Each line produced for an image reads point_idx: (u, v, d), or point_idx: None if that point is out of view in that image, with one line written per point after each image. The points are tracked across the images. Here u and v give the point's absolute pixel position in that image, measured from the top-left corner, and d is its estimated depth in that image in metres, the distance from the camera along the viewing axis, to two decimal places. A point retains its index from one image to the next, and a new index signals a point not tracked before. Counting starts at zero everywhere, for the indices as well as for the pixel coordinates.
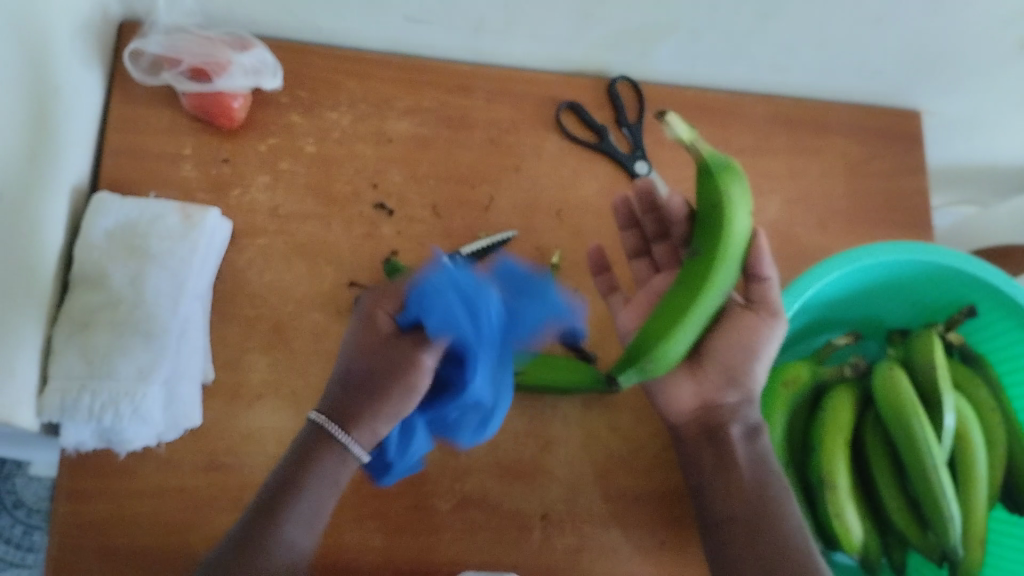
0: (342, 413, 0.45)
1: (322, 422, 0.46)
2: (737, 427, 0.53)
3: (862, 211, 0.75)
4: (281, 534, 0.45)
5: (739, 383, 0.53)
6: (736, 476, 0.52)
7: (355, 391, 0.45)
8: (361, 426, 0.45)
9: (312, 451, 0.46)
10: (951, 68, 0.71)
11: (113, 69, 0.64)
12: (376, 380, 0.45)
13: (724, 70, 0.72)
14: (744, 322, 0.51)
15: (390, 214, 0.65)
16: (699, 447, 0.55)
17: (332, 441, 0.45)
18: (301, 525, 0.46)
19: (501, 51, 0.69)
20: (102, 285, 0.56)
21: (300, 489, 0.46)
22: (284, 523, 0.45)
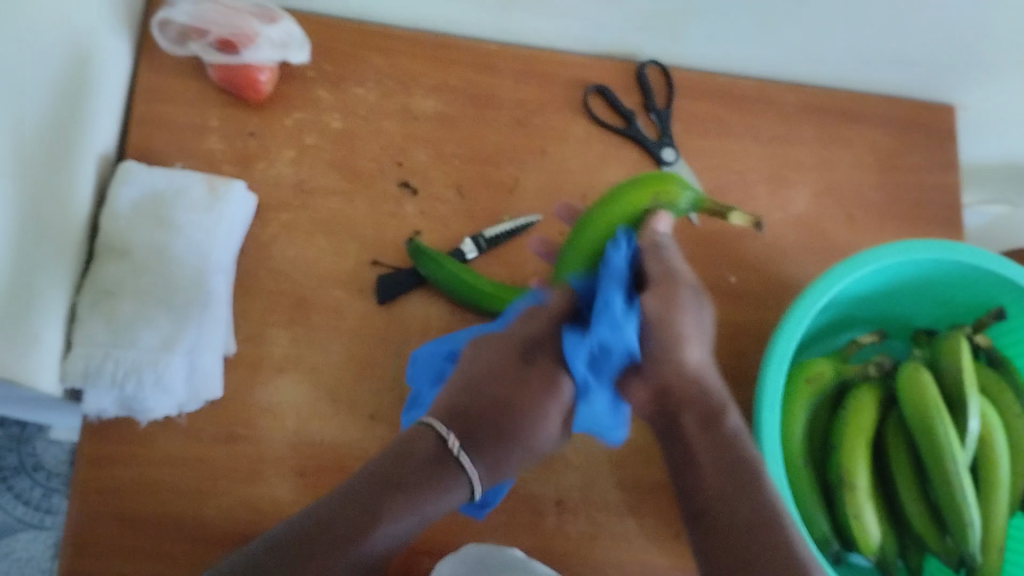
0: (465, 431, 0.46)
1: (450, 441, 0.44)
2: (692, 417, 0.48)
3: (892, 207, 0.73)
4: (378, 544, 0.40)
5: (674, 356, 0.49)
6: (701, 476, 0.46)
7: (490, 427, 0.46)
8: (487, 454, 0.46)
9: (436, 471, 0.43)
10: (990, 62, 0.69)
11: (141, 38, 0.63)
12: (504, 406, 0.47)
13: (757, 57, 0.70)
14: (649, 302, 0.50)
15: (415, 192, 0.65)
16: (670, 442, 0.49)
17: (452, 461, 0.44)
18: (397, 542, 0.41)
19: (531, 30, 0.68)
20: (127, 253, 0.56)
21: (411, 510, 0.41)
22: (384, 531, 0.40)
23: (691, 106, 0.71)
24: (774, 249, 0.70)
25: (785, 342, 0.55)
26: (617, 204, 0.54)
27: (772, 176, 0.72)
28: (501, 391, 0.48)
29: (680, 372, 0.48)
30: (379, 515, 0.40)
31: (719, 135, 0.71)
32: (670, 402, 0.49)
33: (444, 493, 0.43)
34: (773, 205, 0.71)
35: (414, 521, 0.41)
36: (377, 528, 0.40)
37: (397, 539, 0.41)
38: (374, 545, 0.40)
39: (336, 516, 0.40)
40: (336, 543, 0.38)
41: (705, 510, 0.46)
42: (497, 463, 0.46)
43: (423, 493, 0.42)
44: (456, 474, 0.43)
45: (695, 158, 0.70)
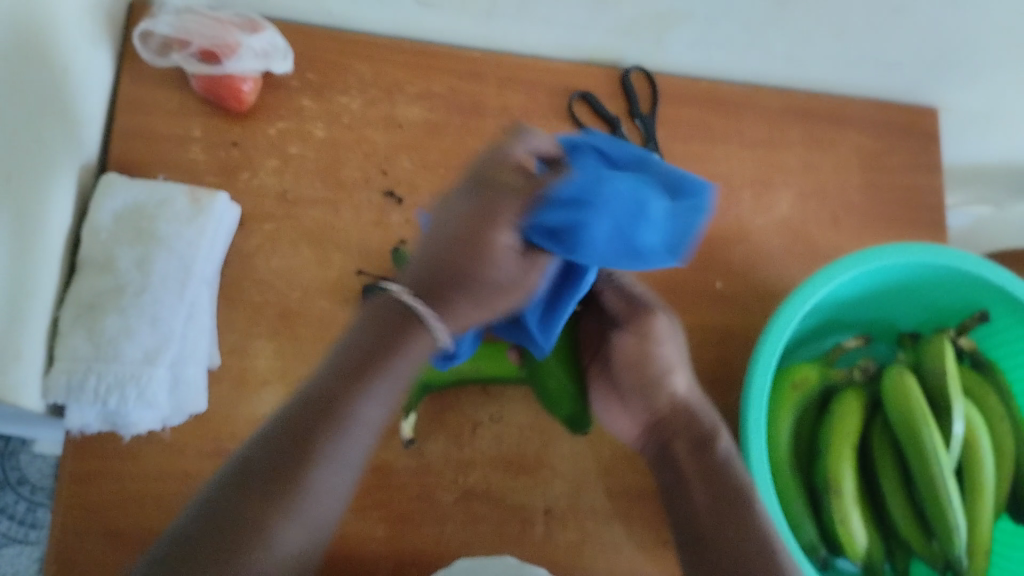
0: (430, 291, 0.42)
1: (403, 296, 0.42)
2: (683, 443, 0.50)
3: (876, 210, 0.74)
4: (356, 415, 0.40)
5: (658, 386, 0.51)
6: (689, 492, 0.48)
7: (452, 278, 0.42)
8: (456, 309, 0.42)
9: (393, 331, 0.41)
10: (970, 65, 0.70)
11: (122, 49, 0.63)
12: (455, 260, 0.42)
13: (740, 62, 0.71)
14: (624, 342, 0.52)
15: (399, 202, 0.65)
16: (660, 469, 0.51)
17: (417, 322, 0.42)
18: (380, 407, 0.42)
19: (514, 37, 0.68)
20: (108, 267, 0.55)
21: (380, 374, 0.41)
22: (362, 399, 0.41)
23: (675, 111, 0.71)
24: (760, 254, 0.70)
25: (769, 348, 0.55)
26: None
27: (757, 180, 0.72)
28: (453, 235, 0.42)
29: (670, 400, 0.51)
30: (348, 391, 0.40)
31: (703, 140, 0.71)
32: (666, 429, 0.51)
33: (412, 351, 0.42)
34: (758, 210, 0.71)
35: (389, 382, 0.41)
36: (349, 404, 0.40)
37: (381, 400, 0.41)
38: (351, 420, 0.40)
39: (294, 417, 0.40)
40: (309, 432, 0.39)
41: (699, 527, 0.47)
42: (468, 314, 0.43)
43: (382, 358, 0.41)
44: (416, 329, 0.42)
45: (680, 164, 0.70)
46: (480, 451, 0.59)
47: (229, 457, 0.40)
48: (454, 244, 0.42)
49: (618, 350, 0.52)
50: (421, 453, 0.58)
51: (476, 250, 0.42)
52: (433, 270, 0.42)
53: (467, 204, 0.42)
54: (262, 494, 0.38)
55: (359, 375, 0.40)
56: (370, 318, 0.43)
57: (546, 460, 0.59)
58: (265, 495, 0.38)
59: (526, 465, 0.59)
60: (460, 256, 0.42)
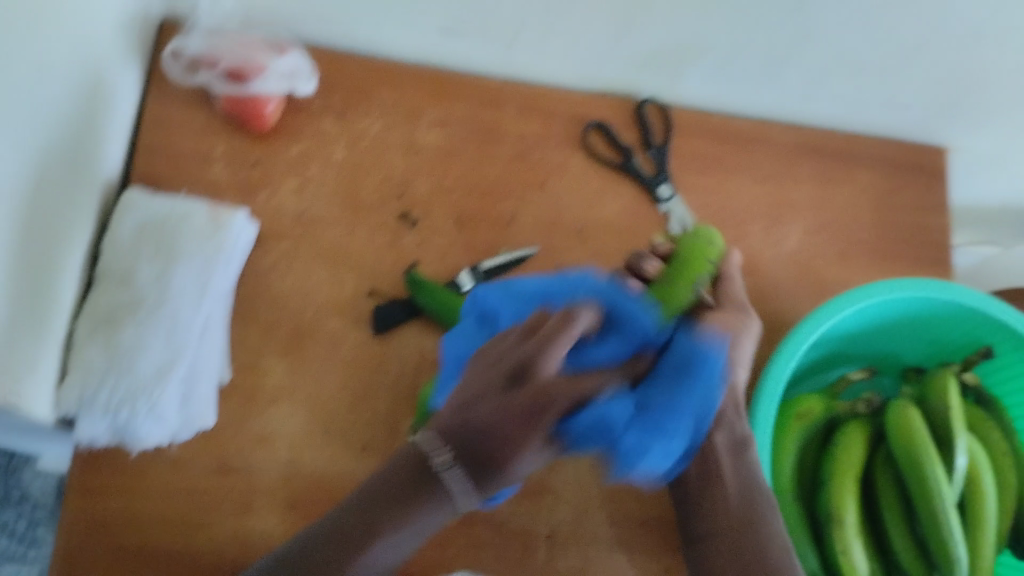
0: (459, 452, 0.44)
1: (432, 451, 0.45)
2: (722, 438, 0.57)
3: (883, 246, 0.75)
4: (370, 559, 0.44)
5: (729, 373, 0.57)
6: (720, 491, 0.56)
7: (474, 452, 0.44)
8: (477, 483, 0.44)
9: (427, 485, 0.45)
10: (979, 107, 0.71)
11: (150, 67, 0.65)
12: (492, 445, 0.44)
13: (753, 98, 0.72)
14: (716, 317, 0.57)
15: (414, 225, 0.66)
16: (688, 456, 0.59)
17: (439, 483, 0.44)
18: (394, 550, 0.45)
19: (533, 68, 0.70)
20: (126, 282, 0.56)
21: (406, 522, 0.45)
22: (380, 544, 0.45)
23: (687, 143, 0.73)
24: (767, 286, 0.71)
25: (775, 377, 0.56)
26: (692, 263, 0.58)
27: (765, 214, 0.73)
28: (496, 433, 0.44)
29: (726, 390, 0.58)
30: (373, 531, 0.45)
31: (714, 173, 0.73)
32: (703, 425, 0.57)
33: (436, 508, 0.45)
34: (766, 242, 0.72)
35: (414, 531, 0.45)
36: (369, 540, 0.45)
37: (394, 549, 0.45)
38: (364, 560, 0.44)
39: (314, 534, 0.45)
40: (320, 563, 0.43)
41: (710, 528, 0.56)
42: (489, 484, 0.45)
43: (409, 508, 0.45)
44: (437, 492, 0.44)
45: (690, 195, 0.71)
46: None
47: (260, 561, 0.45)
48: (494, 427, 0.44)
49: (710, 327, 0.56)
50: None
51: (508, 445, 0.44)
52: (462, 446, 0.44)
53: (506, 402, 0.44)
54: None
55: (378, 525, 0.45)
56: (399, 458, 0.47)
57: (550, 485, 0.60)
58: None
59: (530, 489, 0.59)
60: (505, 426, 0.44)
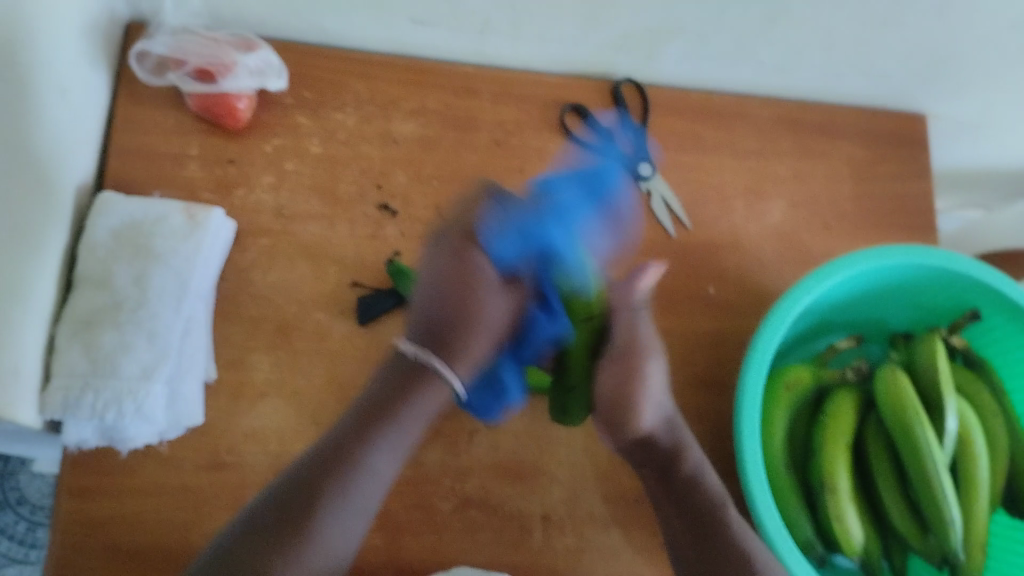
0: (439, 345, 0.52)
1: (409, 350, 0.52)
2: (651, 471, 0.55)
3: (867, 215, 0.74)
4: (371, 466, 0.48)
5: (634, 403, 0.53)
6: (672, 524, 0.54)
7: (441, 327, 0.52)
8: (455, 354, 0.52)
9: (409, 380, 0.51)
10: (955, 73, 0.71)
11: (119, 70, 0.64)
12: (455, 312, 0.52)
13: (728, 73, 0.72)
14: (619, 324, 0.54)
15: (394, 215, 0.65)
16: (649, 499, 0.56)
17: (425, 368, 0.51)
18: (390, 458, 0.50)
19: (505, 53, 0.69)
20: (105, 284, 0.56)
21: (391, 420, 0.50)
22: (372, 450, 0.49)
23: (665, 121, 0.72)
24: (752, 260, 0.71)
25: (762, 347, 0.56)
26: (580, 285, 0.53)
27: (747, 188, 0.73)
28: (462, 298, 0.52)
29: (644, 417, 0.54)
30: (363, 441, 0.49)
31: (694, 149, 0.72)
32: (642, 456, 0.55)
33: (420, 402, 0.51)
34: (749, 216, 0.72)
35: (399, 431, 0.50)
36: (360, 454, 0.48)
37: (387, 453, 0.49)
38: (363, 468, 0.48)
39: (313, 462, 0.48)
40: (325, 479, 0.47)
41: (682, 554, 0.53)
42: (473, 352, 0.52)
43: (394, 407, 0.50)
44: (427, 376, 0.51)
45: (671, 173, 0.71)
46: (476, 459, 0.59)
47: (246, 505, 0.47)
48: (450, 294, 0.52)
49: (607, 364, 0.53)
50: (419, 462, 0.58)
51: (468, 296, 0.52)
52: (455, 333, 0.52)
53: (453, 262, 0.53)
54: (287, 538, 0.44)
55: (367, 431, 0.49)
56: (386, 370, 0.53)
57: (543, 467, 0.59)
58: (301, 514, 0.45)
59: (523, 473, 0.59)
60: (451, 294, 0.52)
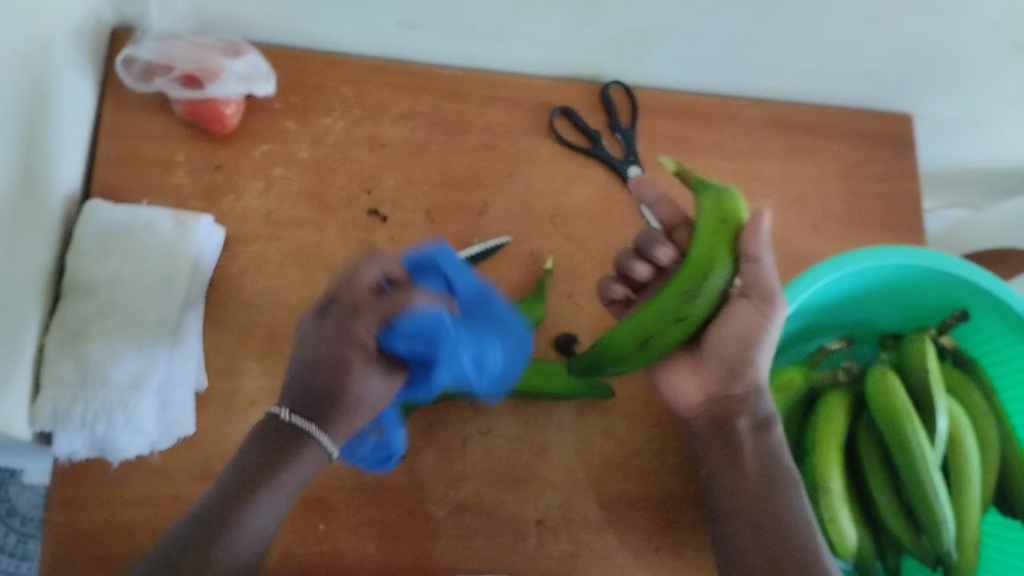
0: (317, 412, 0.44)
1: (292, 420, 0.44)
2: (744, 420, 0.55)
3: (855, 215, 0.75)
4: (248, 526, 0.42)
5: (741, 374, 0.54)
6: (739, 465, 0.55)
7: (323, 401, 0.44)
8: (336, 427, 0.44)
9: (280, 451, 0.44)
10: (940, 73, 0.72)
11: (104, 77, 0.64)
12: (331, 392, 0.44)
13: (716, 75, 0.72)
14: (739, 315, 0.51)
15: (384, 220, 0.65)
16: (708, 438, 0.57)
17: (303, 438, 0.44)
18: (269, 517, 0.44)
19: (494, 56, 0.69)
20: (93, 293, 0.56)
21: (268, 484, 0.43)
22: (254, 510, 0.43)
23: (654, 123, 0.72)
24: None
25: None
26: (707, 244, 0.49)
27: (736, 189, 0.73)
28: (336, 383, 0.44)
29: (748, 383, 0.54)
30: (235, 504, 0.42)
31: (684, 152, 0.72)
32: (727, 406, 0.55)
33: (297, 468, 0.44)
34: None
35: (277, 496, 0.44)
36: (235, 515, 0.42)
37: (269, 515, 0.44)
38: (241, 529, 0.42)
39: (195, 519, 0.42)
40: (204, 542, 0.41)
41: (742, 505, 0.54)
42: (350, 425, 0.45)
43: (276, 469, 0.43)
44: (303, 445, 0.44)
45: (660, 175, 0.71)
46: (471, 465, 0.59)
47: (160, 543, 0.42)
48: (326, 371, 0.43)
49: (733, 323, 0.51)
50: (413, 469, 0.58)
51: (342, 379, 0.43)
52: (319, 416, 0.44)
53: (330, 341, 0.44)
54: None
55: (250, 486, 0.43)
56: (258, 434, 0.45)
57: (537, 472, 0.59)
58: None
59: (518, 478, 0.59)
60: (324, 371, 0.43)
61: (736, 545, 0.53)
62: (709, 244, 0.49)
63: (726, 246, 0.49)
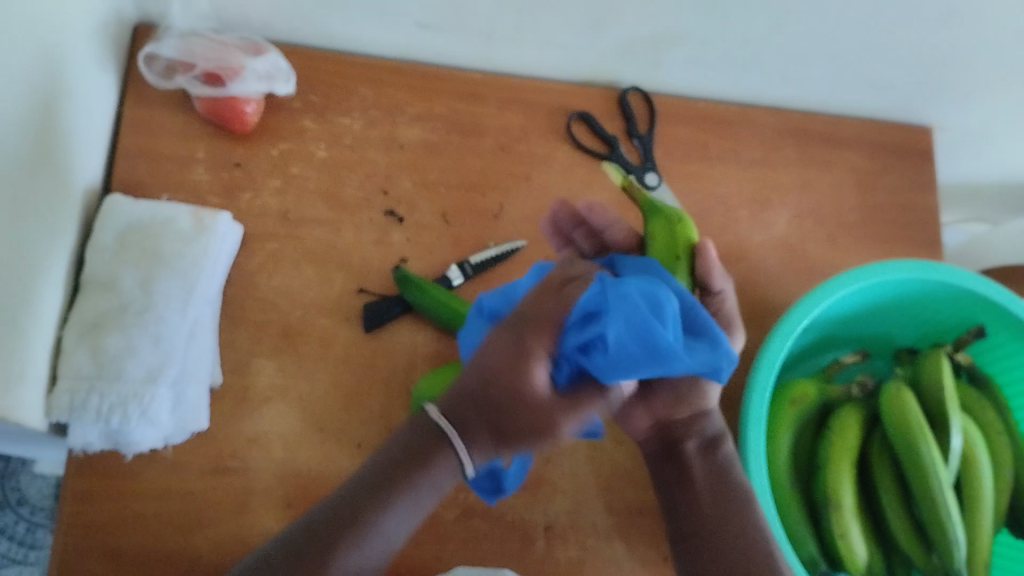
0: (463, 423, 0.44)
1: (436, 420, 0.44)
2: (694, 442, 0.54)
3: (872, 227, 0.74)
4: (379, 530, 0.42)
5: (688, 398, 0.53)
6: (695, 489, 0.53)
7: (488, 410, 0.44)
8: (479, 440, 0.44)
9: (422, 454, 0.44)
10: (960, 86, 0.71)
11: (125, 72, 0.64)
12: (506, 396, 0.43)
13: (736, 83, 0.72)
14: None
15: (400, 221, 0.65)
16: (658, 464, 0.55)
17: (445, 442, 0.44)
18: (402, 523, 0.44)
19: (513, 60, 0.69)
20: (112, 286, 0.56)
21: (408, 488, 0.43)
22: (390, 515, 0.43)
23: (672, 130, 0.72)
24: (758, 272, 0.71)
25: (768, 364, 0.56)
26: (665, 264, 0.53)
27: (753, 199, 0.72)
28: (518, 392, 0.43)
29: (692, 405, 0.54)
30: (373, 507, 0.43)
31: (701, 159, 0.72)
32: (674, 429, 0.55)
33: (435, 476, 0.44)
34: (755, 227, 0.72)
35: (415, 502, 0.43)
36: (369, 520, 0.42)
37: (401, 524, 0.43)
38: (374, 533, 0.42)
39: (326, 516, 0.42)
40: (337, 540, 0.41)
41: (696, 527, 0.52)
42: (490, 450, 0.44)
43: (414, 472, 0.44)
44: (444, 452, 0.44)
45: (677, 183, 0.71)
46: None
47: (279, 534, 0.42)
48: (491, 392, 0.44)
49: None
50: None
51: (524, 389, 0.43)
52: (485, 433, 0.44)
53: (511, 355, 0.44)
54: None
55: (386, 490, 0.43)
56: (402, 433, 0.45)
57: (547, 477, 0.59)
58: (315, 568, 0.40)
59: (528, 482, 0.59)
60: (503, 382, 0.43)
61: (698, 568, 0.51)
62: (670, 264, 0.53)
63: (685, 273, 0.53)
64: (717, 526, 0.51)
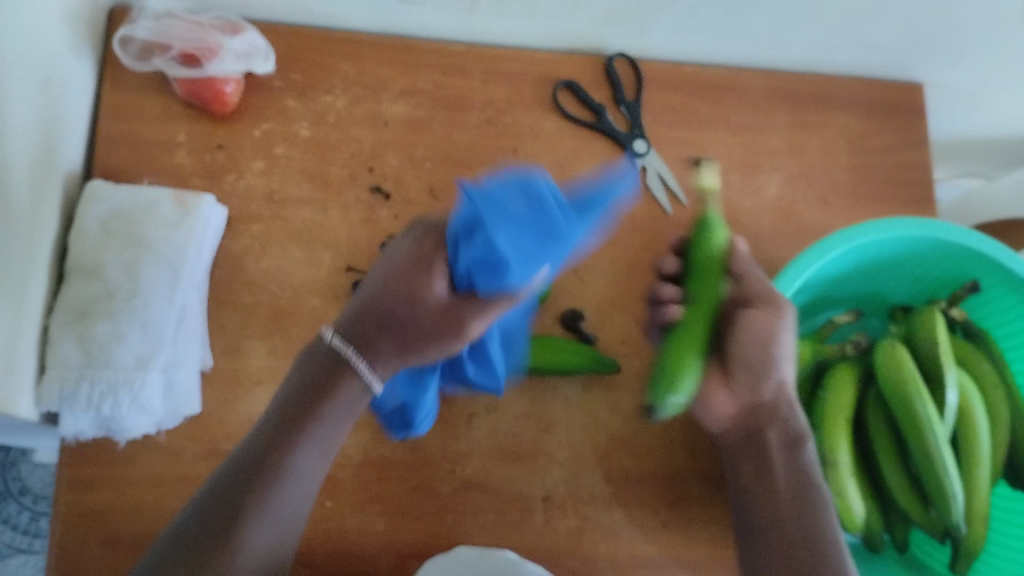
0: (363, 339, 0.43)
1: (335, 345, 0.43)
2: (776, 435, 0.53)
3: (865, 186, 0.74)
4: (292, 468, 0.42)
5: (768, 374, 0.53)
6: (771, 485, 0.52)
7: (383, 325, 0.43)
8: (380, 360, 0.43)
9: (323, 385, 0.43)
10: (951, 41, 0.70)
11: (103, 55, 0.63)
12: (402, 322, 0.43)
13: (723, 45, 0.71)
14: (753, 321, 0.52)
15: (386, 198, 0.65)
16: (738, 456, 0.55)
17: (345, 366, 0.43)
18: (313, 459, 0.43)
19: (496, 30, 0.68)
20: (97, 273, 0.55)
21: (313, 425, 0.43)
22: (297, 451, 0.42)
23: (659, 96, 0.71)
24: (750, 236, 0.70)
25: None
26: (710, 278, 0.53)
27: (743, 163, 0.72)
28: (417, 311, 0.43)
29: (776, 388, 0.53)
30: (277, 452, 0.42)
31: (690, 124, 0.71)
32: (754, 419, 0.54)
33: (339, 407, 0.43)
34: (746, 191, 0.71)
35: (323, 431, 0.43)
36: (276, 464, 0.41)
37: (313, 453, 0.43)
38: (285, 473, 0.42)
39: (232, 469, 0.42)
40: (244, 489, 0.40)
41: (770, 521, 0.51)
42: (396, 365, 0.44)
43: (317, 402, 0.43)
44: (349, 381, 0.43)
45: (666, 149, 0.70)
46: (477, 442, 0.59)
47: (194, 496, 0.41)
48: (397, 303, 0.43)
49: (749, 330, 0.52)
50: (419, 446, 0.58)
51: (423, 308, 0.43)
52: (386, 344, 0.43)
53: (411, 275, 0.43)
54: (217, 544, 0.39)
55: (292, 428, 0.42)
56: (305, 365, 0.44)
57: (544, 448, 0.59)
58: (230, 527, 0.39)
59: (524, 454, 0.59)
60: (399, 296, 0.43)
61: (755, 560, 0.50)
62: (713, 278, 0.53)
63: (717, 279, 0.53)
64: (783, 526, 0.50)
